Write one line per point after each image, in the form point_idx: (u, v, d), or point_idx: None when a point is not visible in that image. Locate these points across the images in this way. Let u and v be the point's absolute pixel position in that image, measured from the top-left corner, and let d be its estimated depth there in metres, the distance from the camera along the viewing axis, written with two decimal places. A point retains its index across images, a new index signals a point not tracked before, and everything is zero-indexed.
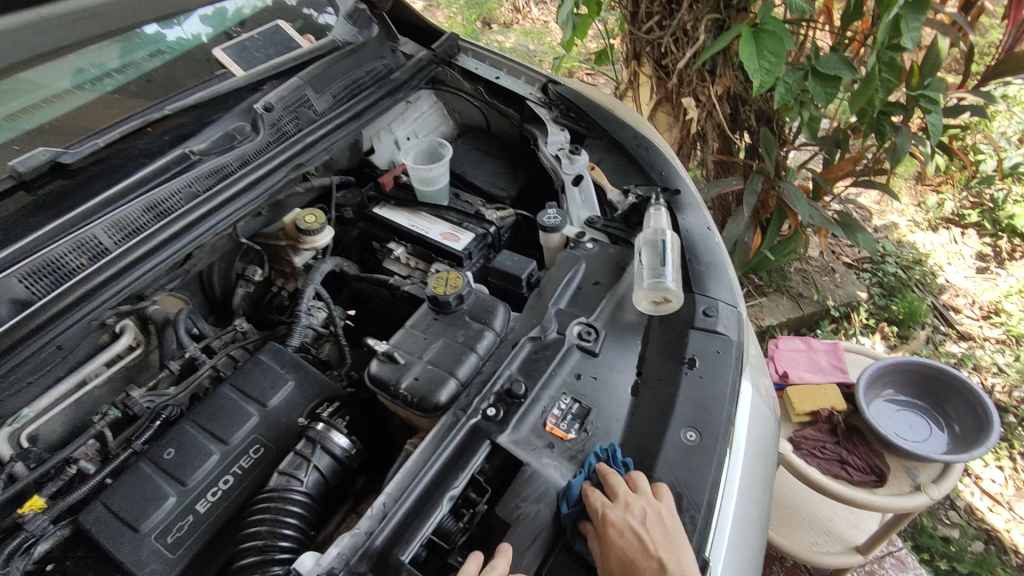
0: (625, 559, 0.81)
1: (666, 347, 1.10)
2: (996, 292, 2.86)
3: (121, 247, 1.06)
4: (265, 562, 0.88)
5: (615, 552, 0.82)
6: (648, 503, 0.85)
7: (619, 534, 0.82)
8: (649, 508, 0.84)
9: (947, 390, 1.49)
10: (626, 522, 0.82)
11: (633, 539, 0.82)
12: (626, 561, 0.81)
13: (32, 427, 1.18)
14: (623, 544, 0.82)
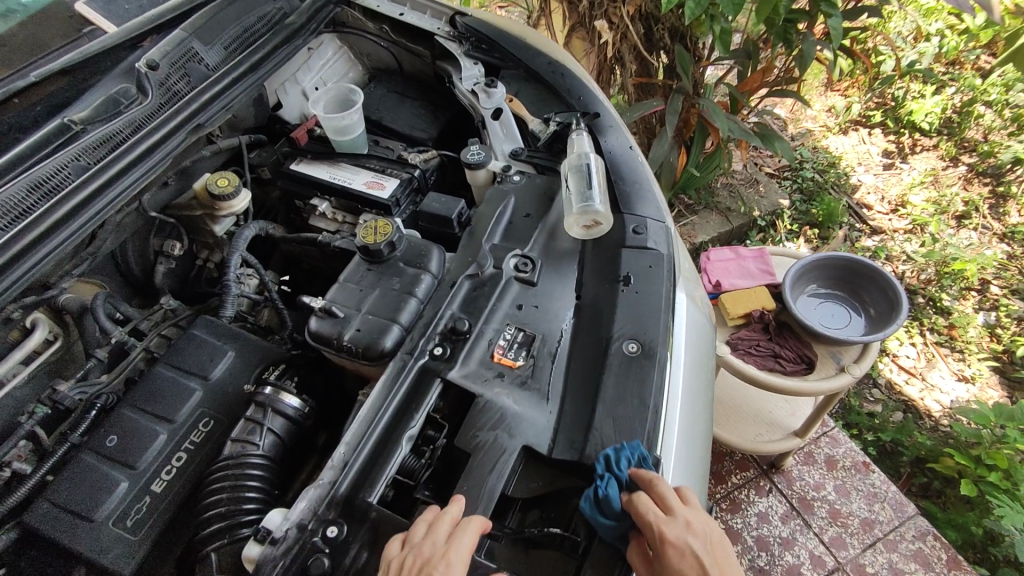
0: None
1: (601, 268, 1.12)
2: (902, 186, 3.06)
3: (9, 233, 0.96)
4: (232, 526, 0.88)
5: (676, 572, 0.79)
6: (698, 519, 0.84)
7: (681, 555, 0.80)
8: (703, 527, 0.84)
9: (862, 278, 1.61)
10: (688, 544, 0.80)
11: (694, 563, 0.80)
12: None
13: None
14: (685, 567, 0.80)
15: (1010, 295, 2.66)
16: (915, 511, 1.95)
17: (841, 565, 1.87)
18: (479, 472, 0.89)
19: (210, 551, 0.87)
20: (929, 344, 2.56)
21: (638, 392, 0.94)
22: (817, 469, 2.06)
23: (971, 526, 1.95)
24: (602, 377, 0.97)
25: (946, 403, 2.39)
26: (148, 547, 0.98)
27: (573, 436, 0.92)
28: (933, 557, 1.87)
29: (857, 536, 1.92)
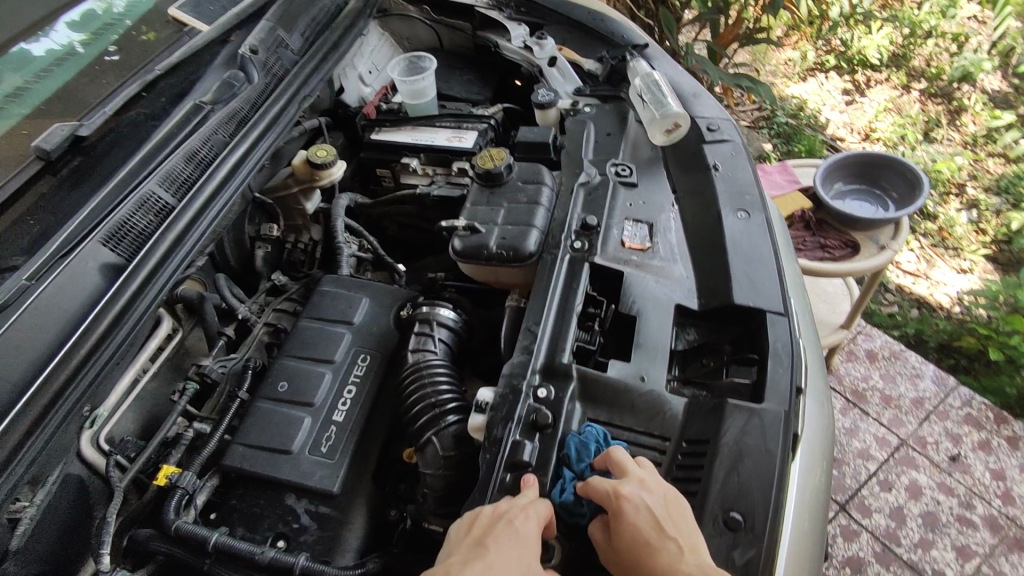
0: (639, 536, 0.75)
1: (689, 165, 1.27)
2: (867, 117, 3.33)
3: (181, 199, 1.07)
4: (441, 413, 0.98)
5: (628, 524, 0.76)
6: (650, 478, 0.80)
7: (635, 508, 0.77)
8: (658, 484, 0.80)
9: (881, 169, 1.81)
10: (643, 501, 0.77)
11: (648, 519, 0.76)
12: (642, 542, 0.75)
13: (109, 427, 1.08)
14: (635, 521, 0.76)
15: (986, 193, 2.89)
16: (956, 382, 2.14)
17: (905, 441, 2.04)
18: (649, 327, 1.00)
19: (430, 437, 0.96)
20: (925, 248, 2.75)
21: (758, 244, 1.09)
22: (861, 363, 2.23)
23: (1006, 388, 2.17)
24: (725, 240, 1.10)
25: (953, 294, 2.58)
26: (347, 466, 1.05)
27: (716, 286, 1.05)
28: (982, 418, 2.07)
29: (912, 413, 2.09)
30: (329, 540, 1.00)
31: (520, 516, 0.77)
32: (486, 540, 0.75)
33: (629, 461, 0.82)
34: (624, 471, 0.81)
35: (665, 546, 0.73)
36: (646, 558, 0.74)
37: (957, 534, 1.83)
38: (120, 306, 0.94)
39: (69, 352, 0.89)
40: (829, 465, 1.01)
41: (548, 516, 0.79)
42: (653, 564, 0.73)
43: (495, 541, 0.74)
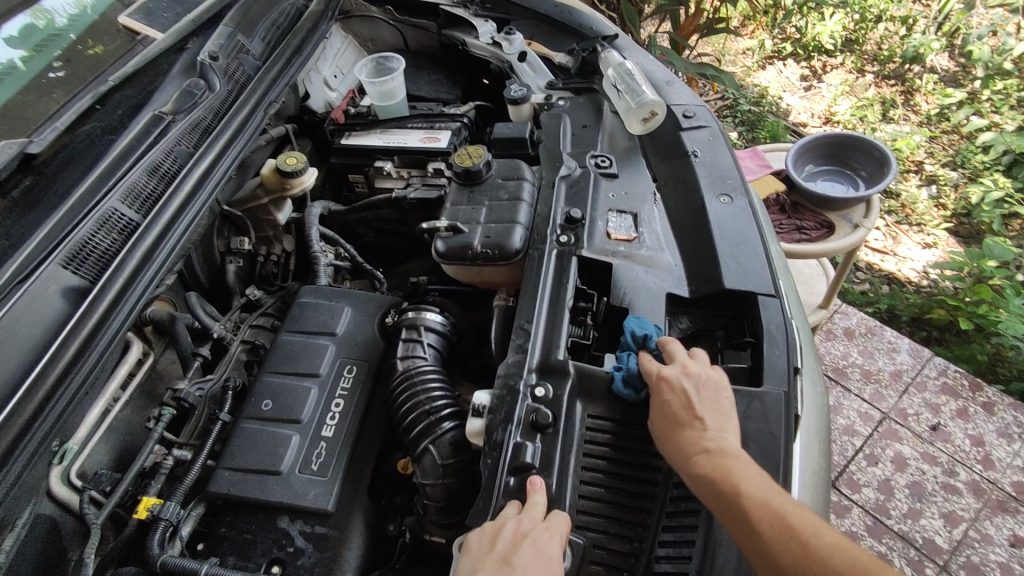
0: (670, 411, 0.83)
1: (668, 153, 1.27)
2: (826, 101, 3.40)
3: (146, 215, 1.02)
4: (437, 421, 0.94)
5: (664, 402, 0.83)
6: (698, 368, 0.87)
7: (671, 388, 0.84)
8: (705, 376, 0.86)
9: (849, 149, 1.83)
10: (679, 386, 0.84)
11: (681, 399, 0.83)
12: (672, 417, 0.83)
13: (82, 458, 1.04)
14: (673, 401, 0.84)
15: (943, 168, 2.95)
16: (930, 353, 2.20)
17: (887, 414, 2.08)
18: (642, 319, 0.99)
19: (427, 446, 0.92)
20: (890, 225, 2.81)
21: (743, 228, 1.09)
22: (839, 341, 2.27)
23: (978, 355, 2.22)
24: (710, 225, 1.09)
25: (920, 268, 2.64)
26: (341, 483, 1.01)
27: (706, 273, 1.04)
28: (958, 386, 2.12)
29: (891, 386, 2.14)
30: (327, 562, 0.96)
31: (545, 534, 0.74)
32: (513, 558, 0.71)
33: (683, 351, 0.89)
34: (671, 358, 0.88)
35: (693, 423, 0.81)
36: (676, 431, 0.83)
37: (943, 502, 1.88)
38: (86, 332, 0.89)
39: (34, 383, 0.83)
40: (826, 446, 1.01)
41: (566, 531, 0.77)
42: (678, 433, 0.82)
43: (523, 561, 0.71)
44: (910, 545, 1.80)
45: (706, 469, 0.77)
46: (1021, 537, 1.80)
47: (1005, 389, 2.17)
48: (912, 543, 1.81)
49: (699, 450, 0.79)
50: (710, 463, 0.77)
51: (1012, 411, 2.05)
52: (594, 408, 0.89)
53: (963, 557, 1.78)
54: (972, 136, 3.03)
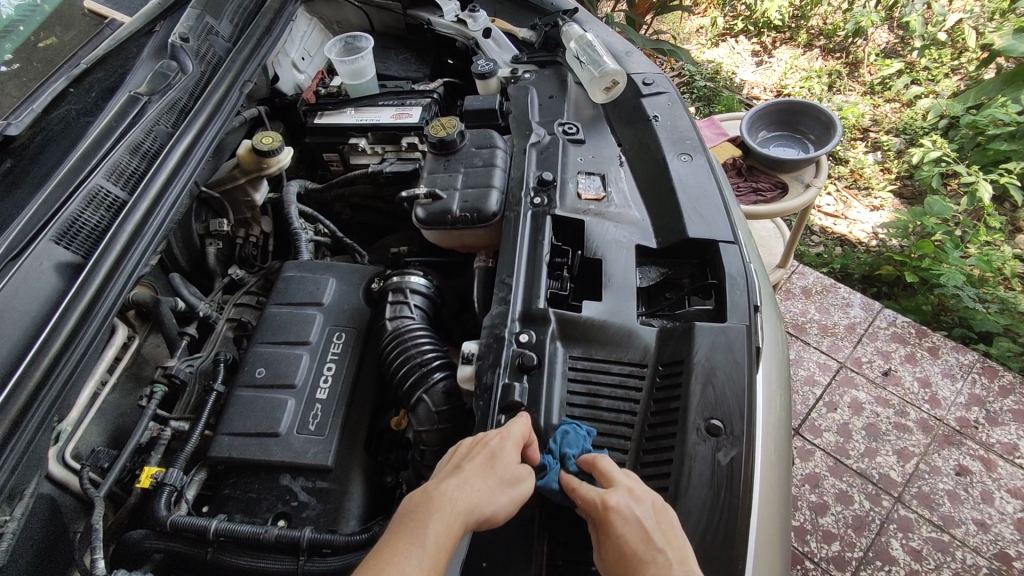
0: (623, 547, 0.71)
1: (630, 118, 1.34)
2: (776, 75, 3.54)
3: (132, 193, 1.05)
4: (429, 372, 1.00)
5: (617, 539, 0.72)
6: (637, 486, 0.77)
7: (621, 518, 0.73)
8: (647, 493, 0.76)
9: (799, 115, 1.95)
10: (628, 512, 0.73)
11: (635, 529, 0.72)
12: (627, 554, 0.71)
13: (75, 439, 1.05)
14: (623, 532, 0.72)
15: (887, 135, 3.11)
16: (881, 306, 2.36)
17: (843, 363, 2.22)
18: (614, 268, 1.06)
19: (421, 396, 0.98)
20: (841, 190, 2.96)
21: (703, 183, 1.17)
22: (798, 300, 2.41)
23: (923, 306, 2.39)
24: (672, 181, 1.17)
25: (869, 229, 2.80)
26: (337, 439, 1.06)
27: (670, 225, 1.12)
28: (906, 334, 2.28)
29: (846, 338, 2.29)
30: (331, 513, 1.01)
31: (495, 436, 0.80)
32: (465, 461, 0.78)
33: (615, 468, 0.79)
34: (607, 480, 0.77)
35: (653, 559, 0.69)
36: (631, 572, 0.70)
37: (895, 440, 2.03)
38: (84, 306, 0.92)
39: (38, 353, 0.86)
40: (785, 384, 1.09)
41: (525, 435, 0.82)
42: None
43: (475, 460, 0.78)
44: (867, 481, 1.95)
45: None
46: (966, 466, 1.97)
47: (948, 334, 2.35)
48: (869, 478, 1.96)
49: None
50: None
51: (955, 354, 2.22)
52: (574, 351, 0.97)
53: (915, 488, 1.93)
54: (912, 103, 3.20)
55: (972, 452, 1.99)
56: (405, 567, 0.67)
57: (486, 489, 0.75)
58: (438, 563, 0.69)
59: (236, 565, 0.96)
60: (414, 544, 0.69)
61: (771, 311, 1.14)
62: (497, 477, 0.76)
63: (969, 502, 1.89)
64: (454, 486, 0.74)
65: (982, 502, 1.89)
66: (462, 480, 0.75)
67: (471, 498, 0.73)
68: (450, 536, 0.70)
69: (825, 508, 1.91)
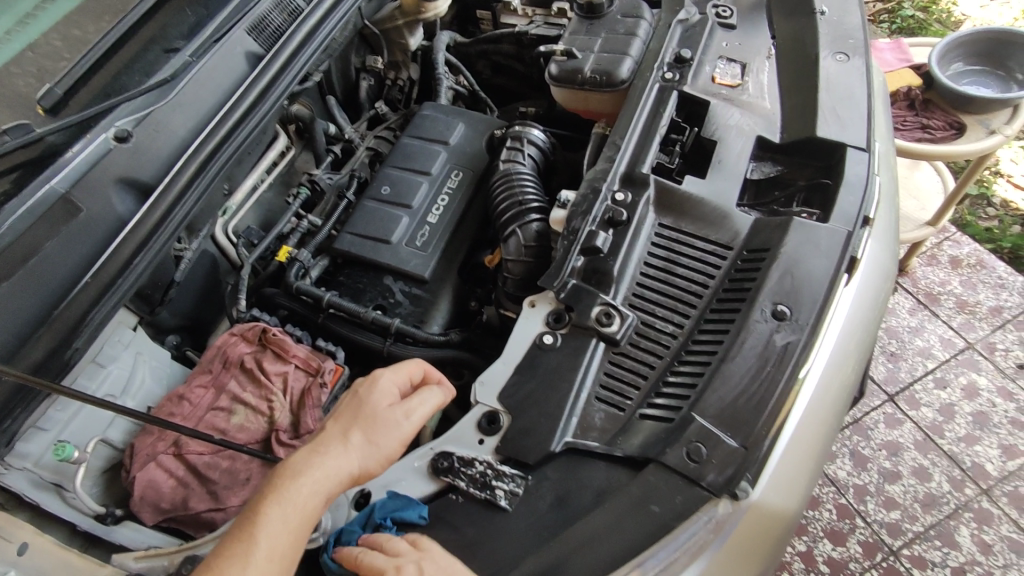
0: None
1: (793, 9, 1.25)
2: (1010, 14, 2.91)
3: (309, 5, 1.21)
4: (526, 212, 1.09)
5: None
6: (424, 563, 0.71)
7: None
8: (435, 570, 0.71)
9: (1010, 50, 1.68)
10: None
11: None
12: None
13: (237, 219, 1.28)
14: None
15: None
16: None
17: (972, 344, 2.02)
18: (726, 153, 1.06)
19: (515, 230, 1.08)
20: None
21: (852, 86, 1.10)
22: (942, 268, 2.19)
23: None
24: (818, 78, 1.11)
25: None
26: (438, 257, 1.20)
27: (801, 121, 1.08)
28: None
29: (986, 320, 2.06)
30: (419, 314, 1.17)
31: (366, 385, 0.85)
32: (337, 421, 0.82)
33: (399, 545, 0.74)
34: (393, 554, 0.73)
35: None
36: None
37: (1005, 435, 1.86)
38: (261, 87, 1.10)
39: (224, 117, 1.06)
40: (873, 317, 1.05)
41: (398, 385, 0.86)
42: None
43: (347, 418, 0.82)
44: (955, 465, 1.83)
45: None
46: None
47: None
48: (958, 464, 1.84)
49: None
50: None
51: None
52: (664, 219, 1.00)
53: (1009, 486, 1.79)
54: None
55: None
56: (270, 526, 0.71)
57: (353, 447, 0.79)
58: (307, 513, 0.74)
59: (339, 333, 1.17)
60: (278, 499, 0.73)
61: (882, 237, 1.09)
62: (364, 431, 0.81)
63: None
64: (310, 453, 0.78)
65: None
66: (329, 442, 0.80)
67: (336, 459, 0.78)
68: (315, 496, 0.75)
69: (896, 477, 1.84)
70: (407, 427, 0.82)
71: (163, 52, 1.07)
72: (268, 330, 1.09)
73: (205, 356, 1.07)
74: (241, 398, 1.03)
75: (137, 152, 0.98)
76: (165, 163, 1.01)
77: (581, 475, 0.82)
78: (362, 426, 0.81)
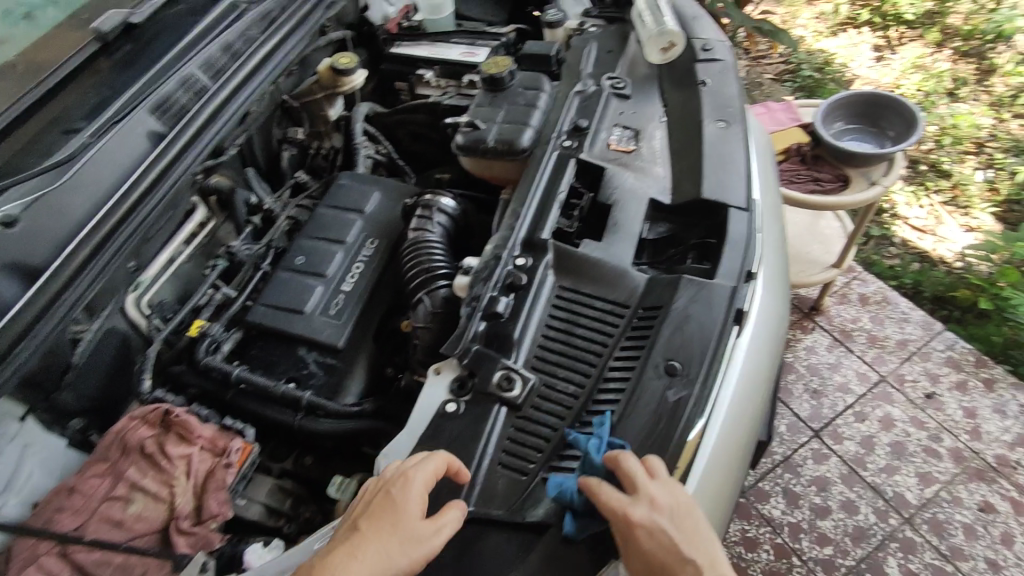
0: (650, 560, 0.77)
1: (680, 80, 1.36)
2: (894, 73, 3.21)
3: (215, 83, 1.23)
4: (434, 279, 1.13)
5: (646, 547, 0.77)
6: (674, 493, 0.81)
7: (648, 535, 0.77)
8: (673, 503, 0.80)
9: (882, 110, 1.87)
10: (657, 517, 0.78)
11: (660, 545, 0.77)
12: (657, 562, 0.77)
13: (151, 293, 1.25)
14: (646, 544, 0.77)
15: (1004, 153, 2.81)
16: (942, 327, 2.23)
17: (884, 377, 2.14)
18: (621, 216, 1.12)
19: (423, 297, 1.11)
20: (936, 205, 2.71)
21: (731, 150, 1.19)
22: (852, 306, 2.32)
23: (992, 337, 2.22)
24: (702, 144, 1.20)
25: (957, 250, 2.56)
26: (353, 326, 1.21)
27: (687, 183, 1.16)
28: (963, 360, 2.16)
29: (895, 353, 2.19)
30: (333, 384, 1.16)
31: (399, 485, 0.80)
32: (370, 520, 0.78)
33: (640, 473, 0.81)
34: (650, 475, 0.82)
35: (679, 568, 0.77)
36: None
37: (921, 463, 1.95)
38: (162, 166, 1.10)
39: (122, 197, 1.05)
40: (767, 369, 1.11)
41: (432, 479, 0.82)
42: None
43: (380, 521, 0.78)
44: (878, 496, 1.90)
45: None
46: (991, 504, 1.87)
47: (1013, 371, 2.17)
48: (881, 494, 1.90)
49: None
50: None
51: (1012, 390, 2.08)
52: (564, 281, 1.05)
53: (928, 513, 1.86)
54: None
55: (1003, 492, 1.88)
56: None
57: (386, 555, 0.75)
58: None
59: (250, 409, 1.16)
60: None
61: (771, 290, 1.16)
62: (399, 536, 0.77)
63: (985, 540, 1.81)
64: (346, 557, 0.75)
65: (1000, 543, 1.80)
66: (363, 546, 0.76)
67: (369, 568, 0.74)
68: None
69: (826, 512, 1.89)
70: (440, 539, 0.78)
71: (60, 134, 1.07)
72: (172, 411, 1.05)
73: (103, 442, 1.02)
74: (140, 484, 0.98)
75: (26, 235, 0.96)
76: (56, 246, 0.98)
77: (478, 548, 0.83)
78: (397, 533, 0.77)
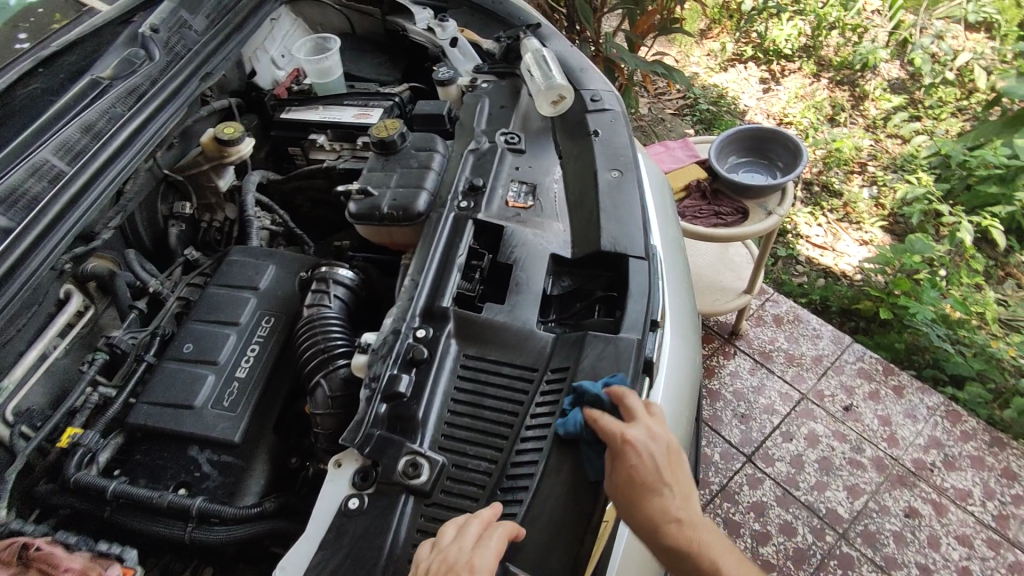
0: (638, 479, 0.84)
1: (573, 132, 1.38)
2: (781, 103, 3.45)
3: (75, 167, 1.11)
4: (332, 359, 1.05)
5: (637, 467, 0.84)
6: (657, 427, 0.88)
7: (638, 453, 0.84)
8: (663, 435, 0.88)
9: (770, 143, 1.98)
10: (644, 449, 0.85)
11: (648, 465, 0.85)
12: (643, 486, 0.84)
13: (16, 399, 1.08)
14: (637, 467, 0.84)
15: (884, 170, 3.05)
16: (850, 340, 2.34)
17: (805, 395, 2.21)
18: (523, 275, 1.10)
19: (320, 381, 1.03)
20: (832, 222, 2.88)
21: (627, 199, 1.20)
22: (768, 327, 2.41)
23: (896, 343, 2.34)
24: (598, 195, 1.21)
25: (855, 263, 2.72)
26: (250, 417, 1.10)
27: (585, 236, 1.16)
28: (873, 370, 2.27)
29: (811, 369, 2.28)
30: (230, 486, 1.06)
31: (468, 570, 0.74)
32: None
33: (640, 407, 0.89)
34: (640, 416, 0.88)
35: (663, 491, 0.85)
36: (645, 496, 0.84)
37: (848, 476, 2.01)
38: (8, 266, 0.98)
39: None
40: (682, 421, 1.12)
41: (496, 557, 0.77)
42: (647, 500, 0.84)
43: None
44: (813, 515, 1.93)
45: (677, 539, 0.85)
46: (916, 508, 1.93)
47: (917, 375, 2.30)
48: (816, 512, 1.93)
49: (670, 519, 0.85)
50: (680, 531, 0.85)
51: (919, 394, 2.19)
52: (468, 350, 1.01)
53: (861, 526, 1.90)
54: (910, 140, 3.15)
55: (924, 495, 1.96)
56: None
57: None
58: None
59: (131, 527, 1.03)
60: None
61: (679, 353, 1.17)
62: None
63: (914, 545, 1.86)
64: None
65: (928, 546, 1.86)
66: None
67: None
68: None
69: (767, 537, 1.89)
70: None
71: None
72: (30, 545, 0.92)
73: None
74: None
75: None
76: None
77: None
78: None
